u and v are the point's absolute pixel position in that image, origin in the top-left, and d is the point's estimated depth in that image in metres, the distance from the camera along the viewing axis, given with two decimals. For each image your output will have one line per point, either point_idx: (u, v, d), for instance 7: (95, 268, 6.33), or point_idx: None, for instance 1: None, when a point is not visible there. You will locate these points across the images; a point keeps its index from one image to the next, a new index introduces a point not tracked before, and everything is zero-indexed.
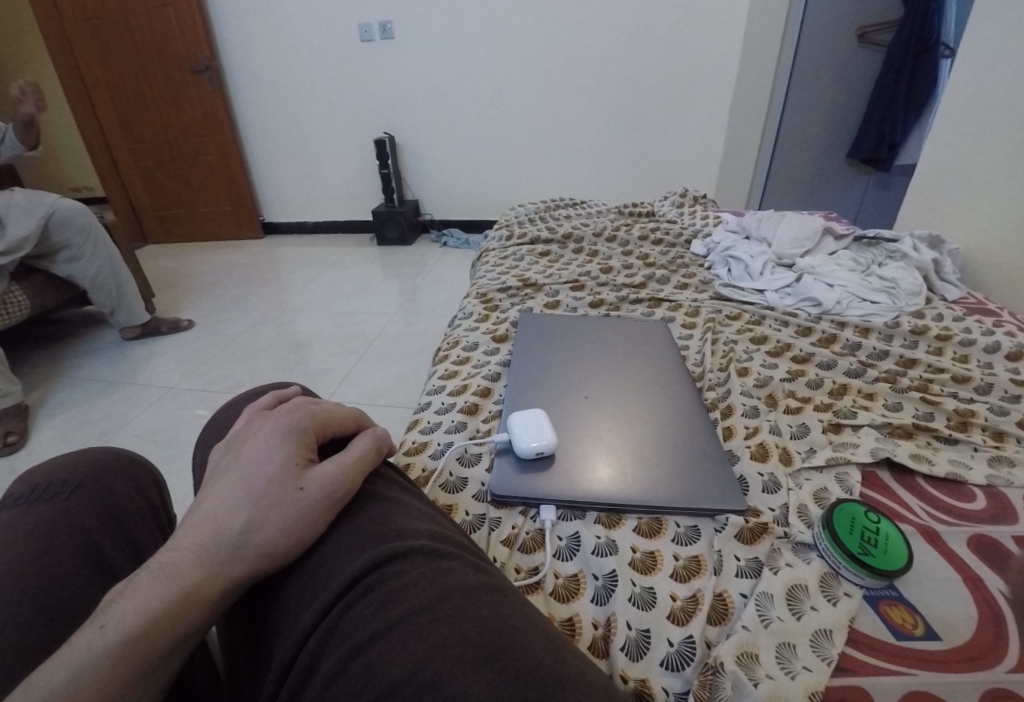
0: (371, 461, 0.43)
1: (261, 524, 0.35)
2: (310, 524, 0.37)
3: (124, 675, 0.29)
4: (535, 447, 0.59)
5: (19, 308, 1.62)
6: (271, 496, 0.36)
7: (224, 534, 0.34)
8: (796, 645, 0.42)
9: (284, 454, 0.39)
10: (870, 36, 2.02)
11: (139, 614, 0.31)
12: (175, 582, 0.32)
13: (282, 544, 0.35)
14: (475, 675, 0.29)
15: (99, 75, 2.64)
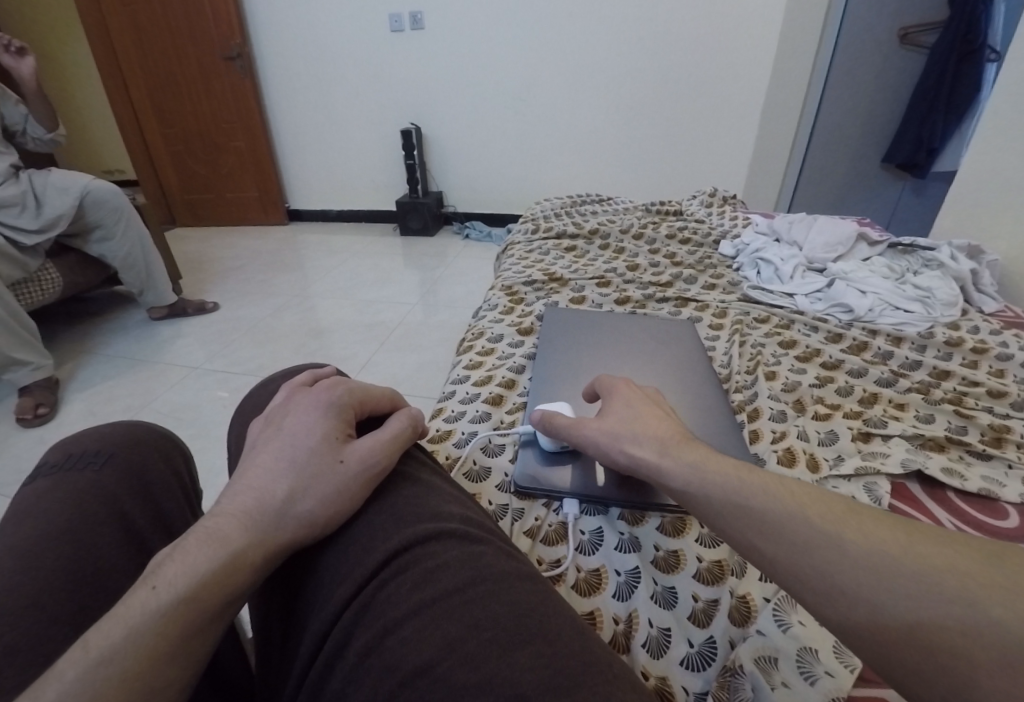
0: (406, 440, 0.45)
1: (304, 494, 0.37)
2: (350, 497, 0.38)
3: (173, 635, 0.30)
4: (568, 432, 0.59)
5: (53, 285, 1.67)
6: (314, 467, 0.38)
7: (269, 502, 0.36)
8: (818, 650, 0.42)
9: (325, 428, 0.41)
10: (912, 37, 1.95)
11: (185, 577, 0.31)
12: (220, 547, 0.33)
13: (323, 516, 0.37)
14: (509, 659, 0.30)
15: (134, 60, 2.70)
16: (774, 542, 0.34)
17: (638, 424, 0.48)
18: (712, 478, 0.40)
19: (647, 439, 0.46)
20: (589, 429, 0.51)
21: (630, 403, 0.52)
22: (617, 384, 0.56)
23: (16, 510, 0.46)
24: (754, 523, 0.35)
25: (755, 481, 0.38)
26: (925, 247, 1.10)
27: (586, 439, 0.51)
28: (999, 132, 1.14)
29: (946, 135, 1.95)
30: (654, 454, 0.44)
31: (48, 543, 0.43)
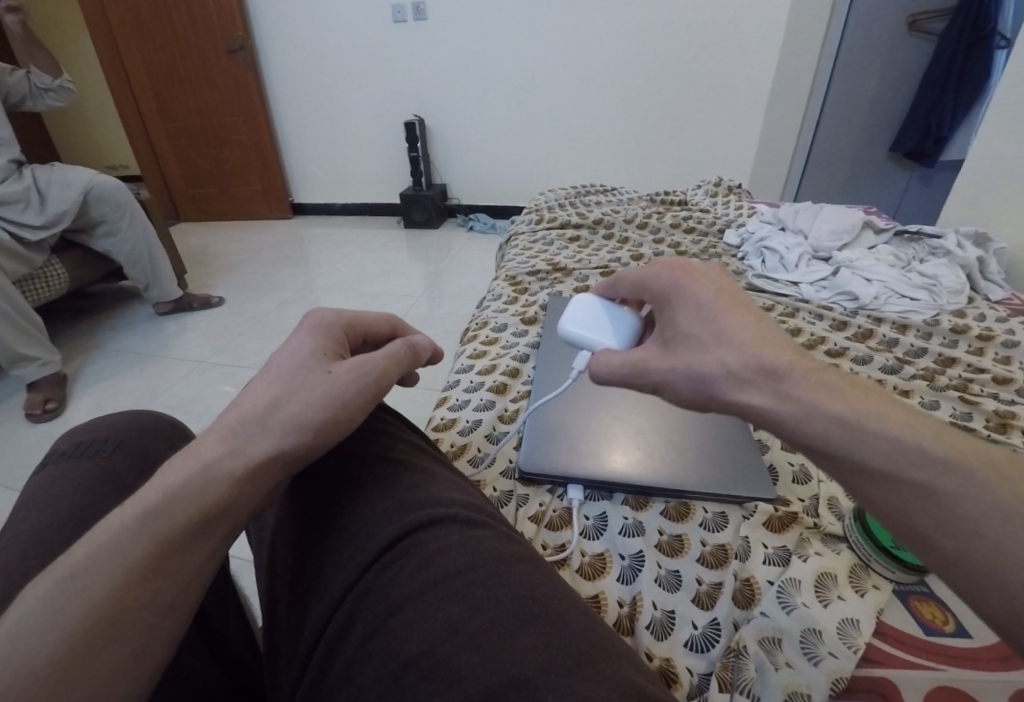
0: (406, 365, 0.47)
1: (289, 400, 0.37)
2: (342, 403, 0.39)
3: (149, 548, 0.29)
4: (634, 324, 0.51)
5: (59, 281, 1.68)
6: (304, 377, 0.39)
7: (253, 412, 0.37)
8: (822, 631, 0.42)
9: (313, 347, 0.42)
10: (921, 23, 1.93)
11: (158, 491, 0.32)
12: (195, 461, 0.33)
13: (314, 415, 0.37)
14: (513, 638, 0.30)
15: (137, 54, 2.70)
16: (923, 511, 0.28)
17: (740, 355, 0.37)
18: (855, 431, 0.31)
19: (757, 379, 0.36)
20: (663, 371, 0.41)
21: (701, 310, 0.41)
22: (669, 277, 0.45)
23: (27, 496, 0.47)
24: (905, 487, 0.29)
25: (915, 434, 0.30)
26: (931, 235, 1.09)
27: (657, 385, 0.42)
28: (1008, 118, 1.12)
29: (955, 123, 1.94)
30: (770, 398, 0.35)
31: (56, 525, 0.44)
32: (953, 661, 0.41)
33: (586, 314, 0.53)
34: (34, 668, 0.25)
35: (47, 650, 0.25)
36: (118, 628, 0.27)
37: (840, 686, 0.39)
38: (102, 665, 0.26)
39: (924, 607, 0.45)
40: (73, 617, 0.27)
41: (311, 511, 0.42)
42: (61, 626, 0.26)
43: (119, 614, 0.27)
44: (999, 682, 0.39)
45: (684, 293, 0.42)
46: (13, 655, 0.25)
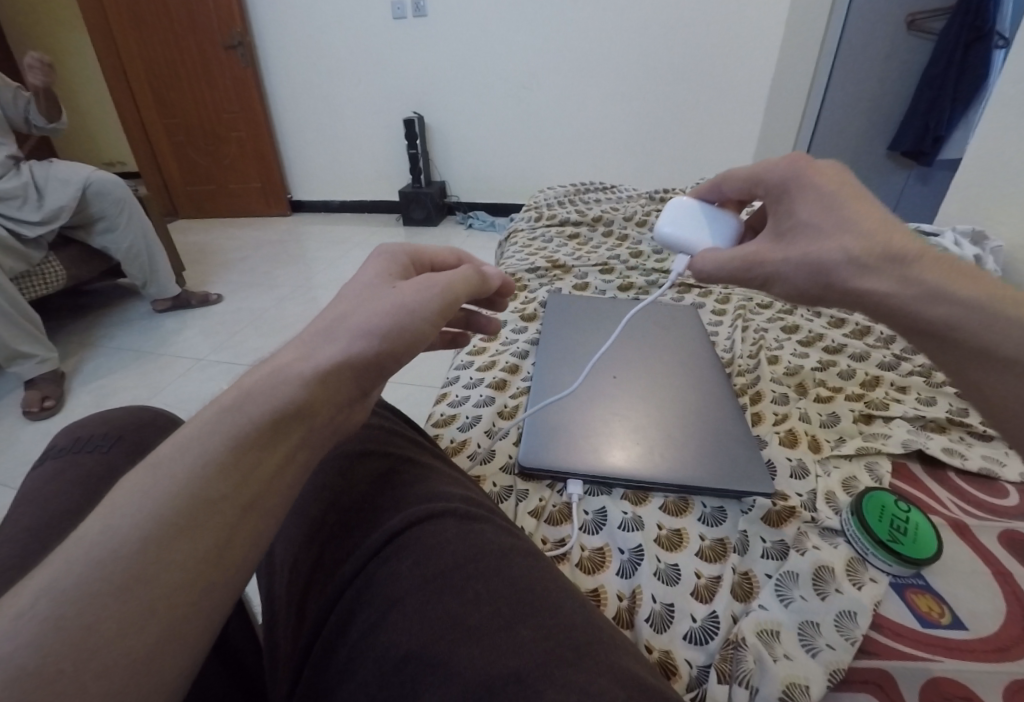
0: (475, 288, 0.48)
1: (355, 312, 0.37)
2: (409, 312, 0.38)
3: (228, 439, 0.28)
4: (733, 225, 0.57)
5: (56, 278, 1.68)
6: (371, 295, 0.39)
7: (323, 327, 0.36)
8: (819, 623, 0.43)
9: (377, 273, 0.43)
10: (920, 23, 1.93)
11: (223, 418, 0.29)
12: (270, 381, 0.32)
13: (383, 321, 0.36)
14: (511, 632, 0.31)
15: (134, 50, 2.69)
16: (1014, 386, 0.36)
17: (863, 242, 0.42)
18: (965, 319, 0.37)
19: (880, 266, 0.41)
20: (775, 261, 0.47)
21: (824, 202, 0.45)
22: (789, 172, 0.48)
23: (26, 492, 0.47)
24: (1003, 366, 0.36)
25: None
26: (929, 233, 1.10)
27: (768, 276, 0.48)
28: (1007, 117, 1.13)
29: (953, 122, 1.94)
30: (894, 282, 0.40)
31: (56, 518, 0.44)
32: (947, 652, 0.41)
33: (690, 216, 0.57)
34: (119, 550, 0.23)
35: (130, 533, 0.24)
36: (202, 518, 0.25)
37: (838, 678, 0.40)
38: (184, 553, 0.24)
39: (920, 599, 0.45)
40: (157, 502, 0.25)
41: (312, 506, 0.42)
42: (145, 510, 0.24)
43: (203, 500, 0.25)
44: (995, 674, 0.39)
45: (805, 187, 0.46)
46: (98, 540, 0.23)
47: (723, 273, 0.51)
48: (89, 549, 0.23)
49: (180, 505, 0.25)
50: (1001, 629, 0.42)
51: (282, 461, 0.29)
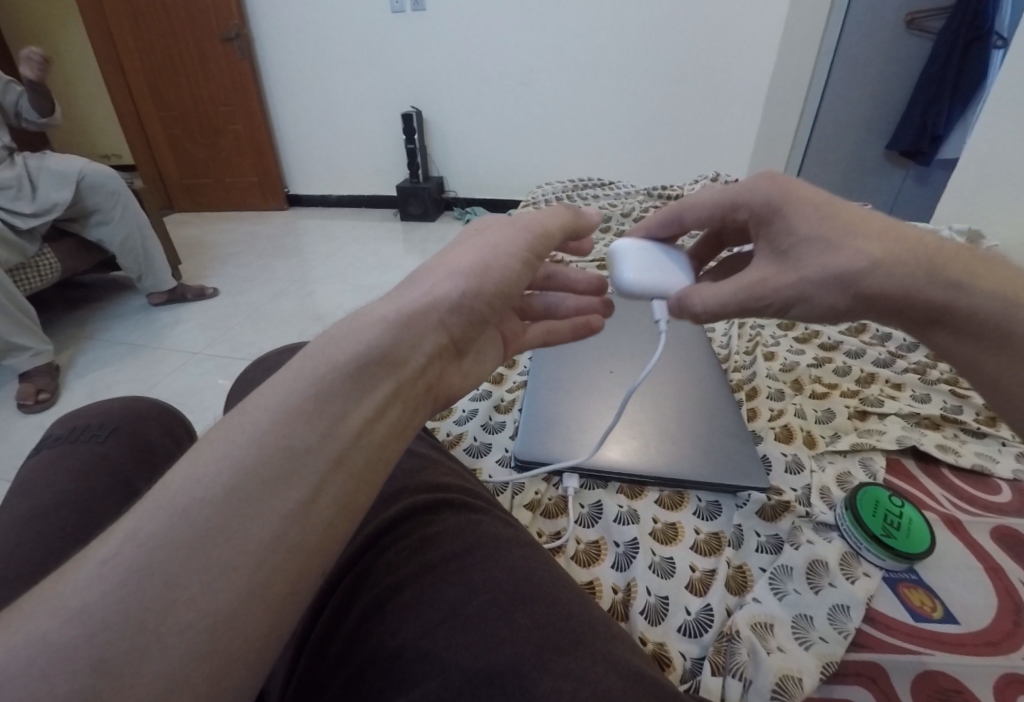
0: (569, 230, 0.45)
1: (435, 258, 0.37)
2: (492, 251, 0.37)
3: (315, 388, 0.26)
4: (685, 260, 0.55)
5: (51, 271, 1.67)
6: (458, 243, 0.39)
7: (408, 273, 0.36)
8: (812, 616, 0.43)
9: (463, 229, 0.43)
10: (920, 23, 1.94)
11: (308, 376, 0.26)
12: (362, 325, 0.29)
13: (467, 260, 0.36)
14: (511, 617, 0.31)
15: (130, 41, 2.66)
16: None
17: (878, 250, 0.40)
18: (990, 311, 0.38)
19: (900, 269, 0.39)
20: (795, 279, 0.42)
21: (817, 210, 0.42)
22: (762, 192, 0.45)
23: (22, 482, 0.48)
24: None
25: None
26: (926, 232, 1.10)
27: (785, 298, 0.43)
28: (1004, 117, 1.13)
29: (951, 121, 1.95)
30: (920, 285, 0.39)
31: (53, 509, 0.44)
32: (940, 645, 0.41)
33: (655, 259, 0.52)
34: (204, 498, 0.21)
35: (217, 481, 0.22)
36: (287, 474, 0.23)
37: (830, 671, 0.40)
38: (267, 511, 0.22)
39: (912, 593, 0.46)
40: (243, 449, 0.23)
41: None
42: (231, 457, 0.23)
43: (288, 454, 0.24)
44: (985, 667, 0.40)
45: (789, 203, 0.43)
46: (186, 482, 0.22)
47: (734, 302, 0.45)
48: (176, 495, 0.21)
49: (267, 457, 0.23)
50: (992, 623, 0.43)
51: (367, 417, 0.27)
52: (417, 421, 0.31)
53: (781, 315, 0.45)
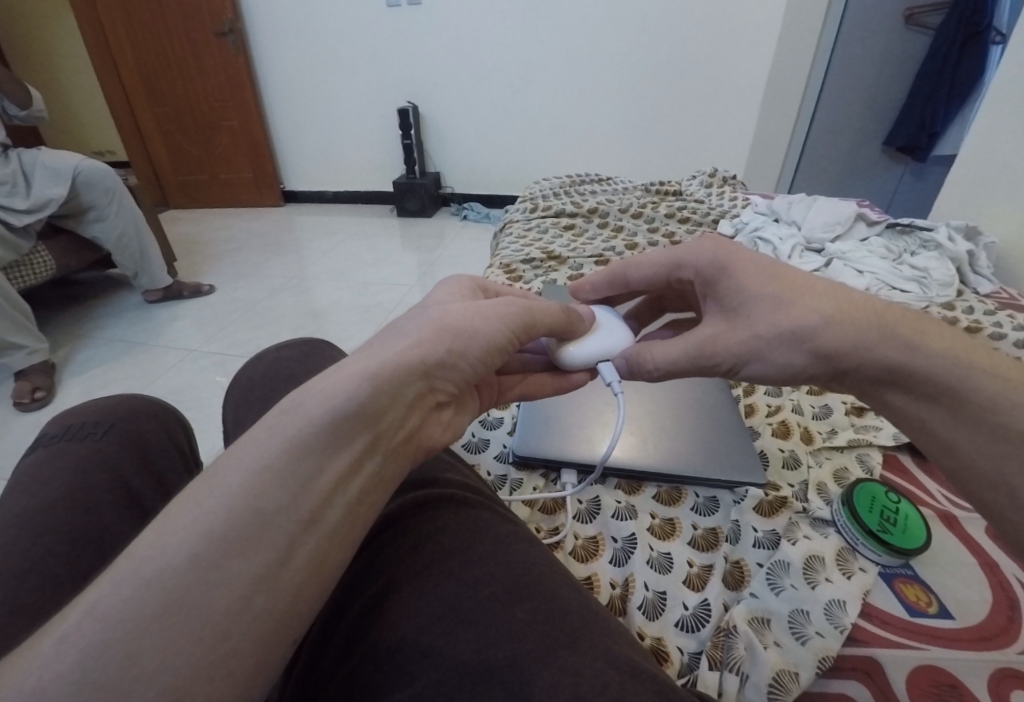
0: (559, 324, 0.50)
1: (418, 314, 0.39)
2: (485, 317, 0.40)
3: (286, 447, 0.27)
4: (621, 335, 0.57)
5: (46, 268, 1.65)
6: (447, 304, 0.42)
7: (394, 327, 0.38)
8: (809, 612, 0.43)
9: (452, 291, 0.47)
10: (919, 17, 1.94)
11: (280, 437, 0.27)
12: (343, 379, 0.31)
13: (456, 319, 0.38)
14: (509, 614, 0.31)
15: (124, 36, 2.63)
16: (985, 443, 0.37)
17: (828, 310, 0.43)
18: (932, 376, 0.39)
19: (849, 325, 0.42)
20: (740, 338, 0.46)
21: (766, 275, 0.46)
22: (715, 255, 0.50)
23: (17, 480, 0.47)
24: (974, 426, 0.38)
25: (975, 377, 0.38)
26: (922, 227, 1.10)
27: (734, 355, 0.47)
28: (1000, 114, 1.13)
29: (948, 118, 1.95)
30: (871, 343, 0.41)
31: (50, 509, 0.44)
32: (936, 640, 0.42)
33: (605, 342, 0.55)
34: (172, 566, 0.22)
35: (185, 550, 0.23)
36: (257, 538, 0.24)
37: (826, 665, 0.40)
38: (234, 576, 0.23)
39: (908, 589, 0.46)
40: (211, 515, 0.24)
41: None
42: (199, 523, 0.23)
43: (257, 518, 0.24)
44: (981, 662, 0.40)
45: (738, 267, 0.48)
46: (153, 551, 0.23)
47: (684, 358, 0.49)
48: (142, 563, 0.22)
49: (235, 521, 0.24)
50: (987, 618, 0.43)
51: (339, 476, 0.28)
52: (392, 473, 0.33)
53: (733, 371, 0.48)
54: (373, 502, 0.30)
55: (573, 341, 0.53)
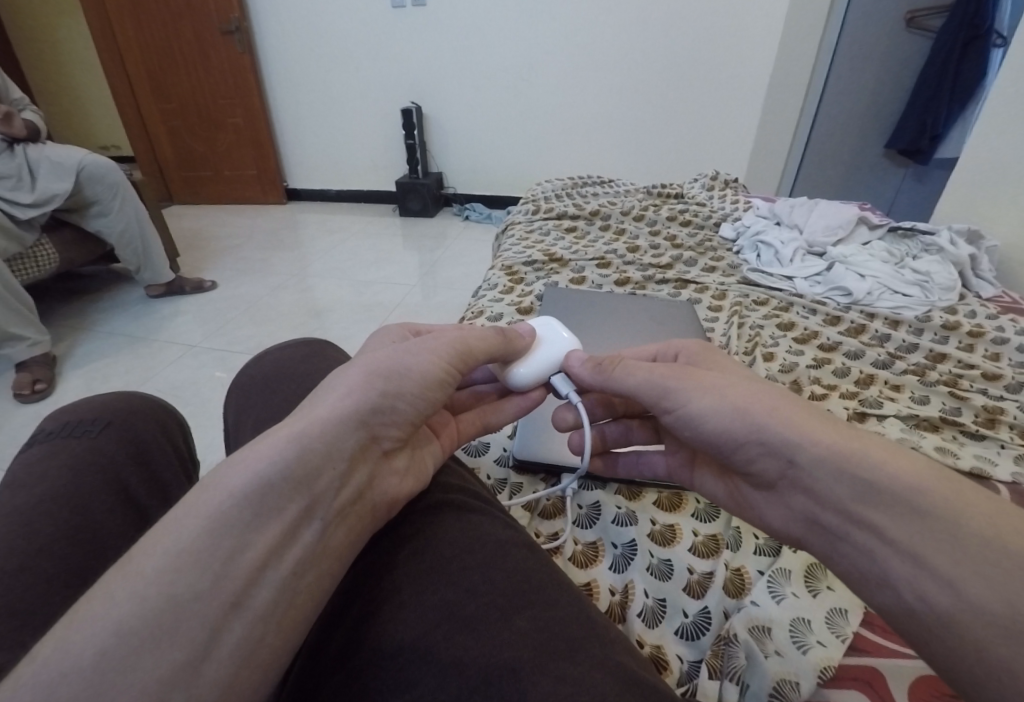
0: (495, 348, 0.51)
1: (348, 365, 0.41)
2: (413, 352, 0.43)
3: (206, 528, 0.28)
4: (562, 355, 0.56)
5: (49, 261, 1.65)
6: (381, 348, 0.44)
7: (325, 386, 0.39)
8: (810, 621, 0.43)
9: (388, 335, 0.49)
10: (920, 21, 1.93)
11: (202, 515, 0.28)
12: (269, 450, 0.32)
13: (386, 363, 0.41)
14: (507, 624, 0.31)
15: (130, 32, 2.63)
16: (946, 548, 0.30)
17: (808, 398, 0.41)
18: (898, 478, 0.33)
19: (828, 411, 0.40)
20: (714, 379, 0.44)
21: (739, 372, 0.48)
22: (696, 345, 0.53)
23: (14, 475, 0.47)
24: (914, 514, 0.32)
25: (954, 495, 0.32)
26: (924, 231, 1.10)
27: (689, 395, 0.44)
28: (1003, 118, 1.13)
29: (950, 120, 1.95)
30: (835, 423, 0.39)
31: (46, 506, 0.43)
32: None
33: (554, 353, 0.55)
34: (77, 670, 0.22)
35: (92, 652, 0.23)
36: (172, 630, 0.25)
37: (828, 675, 0.39)
38: (145, 673, 0.23)
39: None
40: (128, 607, 0.24)
41: None
42: (113, 620, 0.24)
43: (175, 606, 0.25)
44: None
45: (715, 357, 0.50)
46: (68, 649, 0.23)
47: (642, 386, 0.47)
48: (56, 664, 0.22)
49: (155, 610, 0.25)
50: None
51: (267, 551, 0.29)
52: (340, 540, 0.34)
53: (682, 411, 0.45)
54: (314, 577, 0.31)
55: (518, 362, 0.54)
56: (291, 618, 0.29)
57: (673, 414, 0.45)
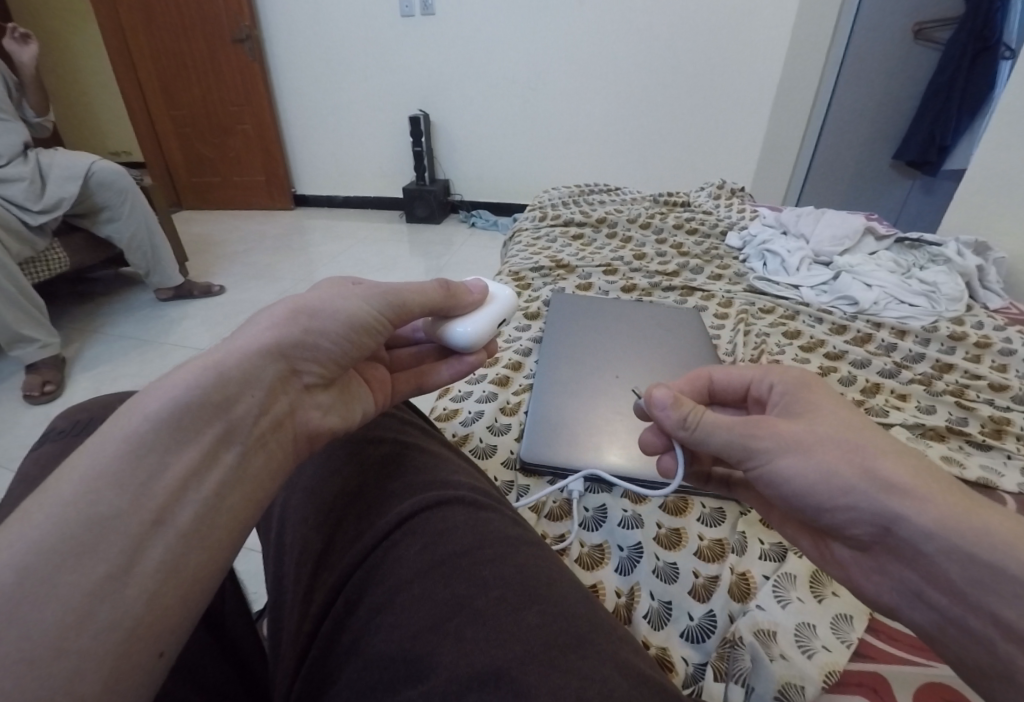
0: (433, 299, 0.52)
1: (271, 306, 0.41)
2: (340, 297, 0.43)
3: (126, 450, 0.30)
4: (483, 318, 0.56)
5: (59, 265, 1.67)
6: (320, 291, 0.45)
7: (251, 324, 0.40)
8: (816, 625, 0.43)
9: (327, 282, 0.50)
10: (927, 33, 1.95)
11: (118, 439, 0.30)
12: (190, 383, 0.34)
13: (316, 304, 0.42)
14: (513, 617, 0.31)
15: (143, 41, 2.69)
16: None
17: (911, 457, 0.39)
18: None
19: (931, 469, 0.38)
20: (788, 429, 0.42)
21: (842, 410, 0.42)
22: (790, 373, 0.47)
23: (25, 471, 0.48)
24: None
25: None
26: (932, 242, 1.10)
27: (775, 451, 0.42)
28: (1010, 129, 1.13)
29: (957, 133, 1.96)
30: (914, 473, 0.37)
31: None
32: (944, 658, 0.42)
33: (494, 313, 0.57)
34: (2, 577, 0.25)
35: (15, 564, 0.25)
36: (95, 544, 0.27)
37: (831, 680, 0.40)
38: (67, 584, 0.26)
39: None
40: (48, 522, 0.27)
41: (318, 486, 0.45)
42: (34, 532, 0.27)
43: (94, 522, 0.28)
44: None
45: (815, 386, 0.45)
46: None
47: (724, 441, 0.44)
48: None
49: (73, 524, 0.27)
50: None
51: (187, 473, 0.32)
52: (261, 466, 0.36)
53: (764, 466, 0.43)
54: (237, 500, 0.34)
55: (458, 318, 0.55)
56: (216, 537, 0.32)
57: (756, 468, 0.43)
